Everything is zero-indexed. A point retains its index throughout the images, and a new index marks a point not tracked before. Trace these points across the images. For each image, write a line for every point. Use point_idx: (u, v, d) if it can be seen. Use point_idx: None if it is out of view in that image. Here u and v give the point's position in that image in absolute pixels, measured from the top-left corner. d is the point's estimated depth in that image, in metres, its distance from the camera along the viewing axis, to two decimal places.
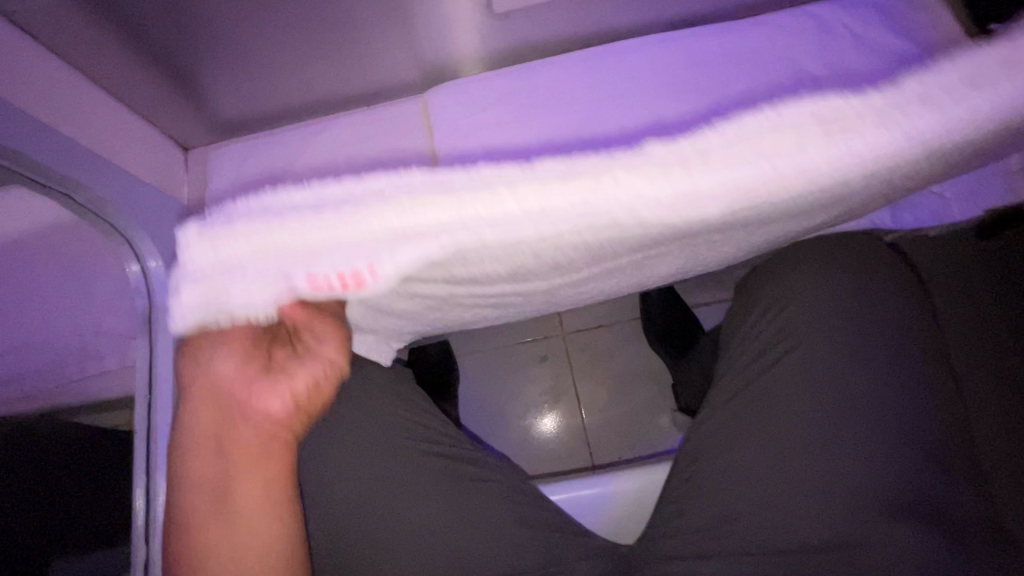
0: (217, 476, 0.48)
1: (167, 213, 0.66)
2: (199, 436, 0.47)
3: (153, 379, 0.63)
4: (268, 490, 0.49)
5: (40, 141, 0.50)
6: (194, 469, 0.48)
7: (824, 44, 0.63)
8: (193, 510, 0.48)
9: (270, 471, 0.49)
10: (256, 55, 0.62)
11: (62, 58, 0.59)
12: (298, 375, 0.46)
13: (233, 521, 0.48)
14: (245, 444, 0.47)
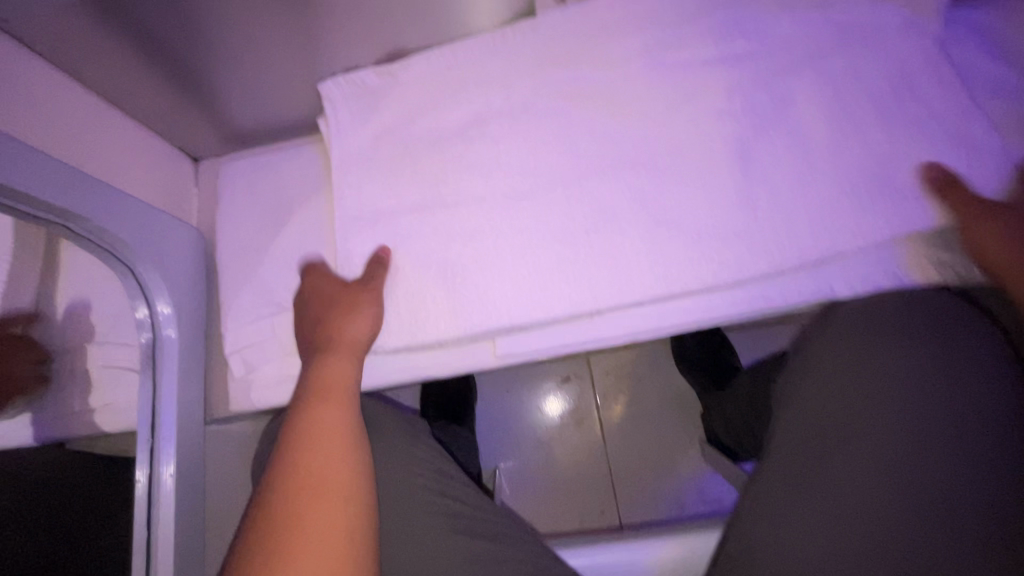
0: (309, 431, 0.52)
1: (175, 239, 0.61)
2: (309, 390, 0.54)
3: (157, 419, 0.59)
4: (348, 426, 0.53)
5: (36, 168, 0.45)
6: (301, 421, 0.52)
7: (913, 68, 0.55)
8: (284, 468, 0.50)
9: (346, 412, 0.54)
10: (267, 50, 0.57)
11: (63, 68, 0.54)
12: (366, 310, 0.57)
13: (322, 447, 0.51)
14: (323, 382, 0.54)
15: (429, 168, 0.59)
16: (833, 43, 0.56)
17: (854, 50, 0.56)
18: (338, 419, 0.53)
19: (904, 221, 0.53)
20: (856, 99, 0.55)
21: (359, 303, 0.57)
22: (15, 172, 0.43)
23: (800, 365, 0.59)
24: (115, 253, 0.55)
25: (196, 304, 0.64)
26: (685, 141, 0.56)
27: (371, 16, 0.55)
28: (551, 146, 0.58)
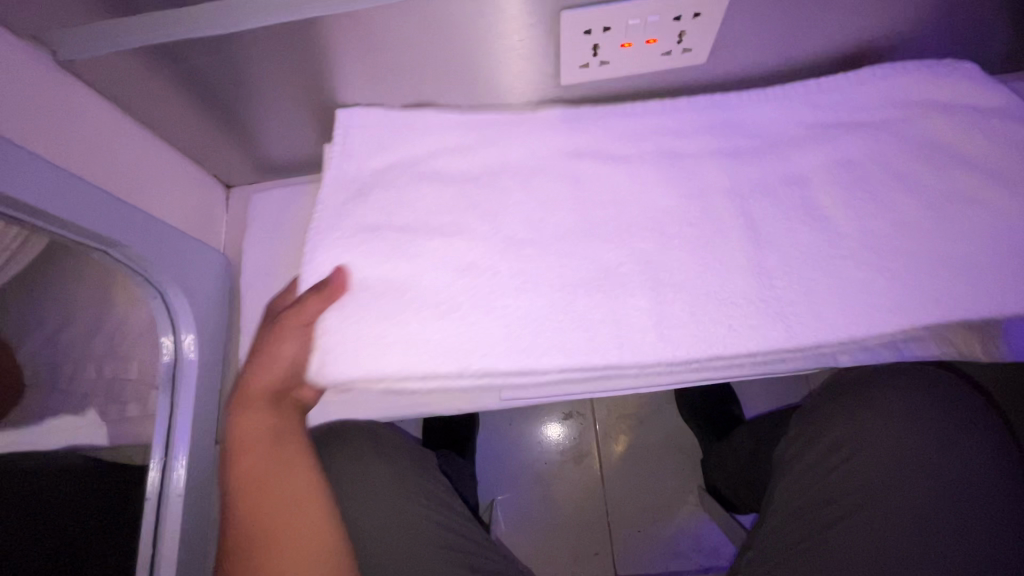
0: (253, 466, 0.54)
1: (201, 264, 0.64)
2: (243, 437, 0.55)
3: (170, 437, 0.61)
4: (290, 461, 0.55)
5: (84, 201, 0.48)
6: (244, 459, 0.55)
7: (906, 153, 0.59)
8: (233, 505, 0.53)
9: (285, 447, 0.56)
10: (304, 93, 0.61)
11: (115, 102, 0.58)
12: (285, 347, 0.56)
13: (264, 482, 0.54)
14: (242, 438, 0.55)
15: (448, 212, 0.62)
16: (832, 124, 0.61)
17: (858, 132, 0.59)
18: (262, 466, 0.54)
19: (902, 297, 0.55)
20: (853, 181, 0.59)
21: (277, 346, 0.56)
22: (63, 203, 0.46)
23: (804, 433, 0.62)
24: (148, 276, 0.58)
25: (217, 325, 0.67)
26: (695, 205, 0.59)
27: (404, 69, 0.58)
28: (566, 199, 0.60)
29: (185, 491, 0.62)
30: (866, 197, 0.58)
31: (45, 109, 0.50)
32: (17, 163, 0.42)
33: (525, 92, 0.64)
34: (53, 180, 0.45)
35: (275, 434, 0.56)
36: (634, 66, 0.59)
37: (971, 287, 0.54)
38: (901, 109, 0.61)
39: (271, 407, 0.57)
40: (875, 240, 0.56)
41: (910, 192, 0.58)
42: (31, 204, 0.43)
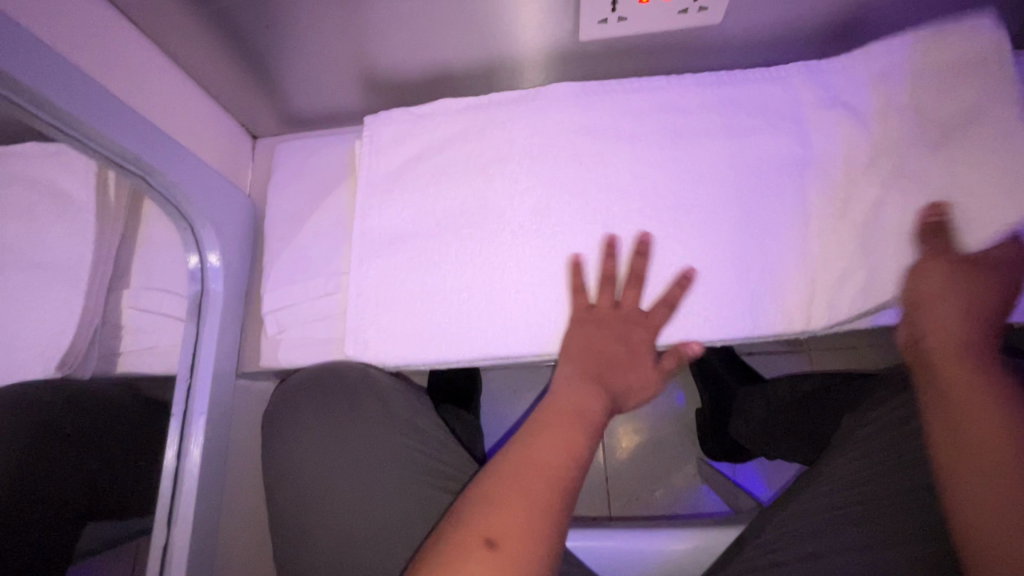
0: (559, 451, 0.50)
1: (229, 202, 0.67)
2: (564, 405, 0.54)
3: (196, 363, 0.64)
4: (569, 452, 0.50)
5: (121, 118, 0.52)
6: (547, 435, 0.51)
7: None
8: (507, 474, 0.48)
9: (573, 436, 0.51)
10: (328, 42, 0.63)
11: (156, 44, 0.61)
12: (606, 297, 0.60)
13: (537, 456, 0.49)
14: (569, 406, 0.54)
15: (467, 162, 0.65)
16: (839, 89, 0.64)
17: (851, 98, 0.64)
18: (557, 442, 0.51)
19: (890, 250, 0.59)
20: (859, 147, 0.62)
21: (598, 330, 0.60)
22: (91, 112, 0.48)
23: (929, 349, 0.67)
24: (179, 207, 0.61)
25: (242, 265, 0.70)
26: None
27: (428, 20, 0.61)
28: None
29: (207, 409, 0.64)
30: (864, 161, 0.61)
31: (92, 40, 0.53)
32: (50, 66, 0.44)
33: (544, 44, 0.66)
34: (81, 87, 0.47)
35: (594, 423, 0.54)
36: (652, 24, 0.61)
37: None
38: None
39: (592, 386, 0.56)
40: None
41: None
42: (63, 109, 0.46)
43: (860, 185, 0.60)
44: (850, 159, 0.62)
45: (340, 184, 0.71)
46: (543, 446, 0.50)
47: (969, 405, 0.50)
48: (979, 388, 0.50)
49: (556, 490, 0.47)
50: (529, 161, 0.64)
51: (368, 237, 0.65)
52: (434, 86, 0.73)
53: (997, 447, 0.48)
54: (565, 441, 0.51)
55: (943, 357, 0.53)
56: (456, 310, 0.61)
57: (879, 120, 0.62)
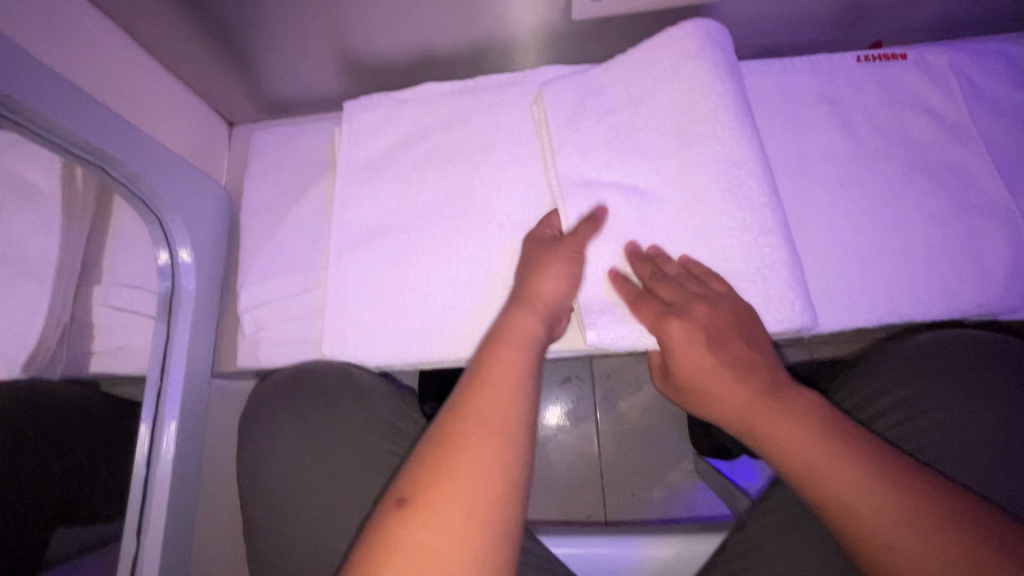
0: (504, 392, 0.45)
1: (201, 194, 0.64)
2: (507, 334, 0.49)
3: (167, 364, 0.61)
4: (511, 386, 0.45)
5: (81, 108, 0.48)
6: (489, 373, 0.46)
7: (908, 113, 0.60)
8: (450, 430, 0.43)
9: (512, 365, 0.47)
10: (304, 22, 0.59)
11: (120, 24, 0.57)
12: (559, 273, 0.52)
13: (478, 401, 0.44)
14: (510, 331, 0.49)
15: (451, 149, 0.61)
16: (840, 80, 0.62)
17: (851, 88, 0.62)
18: (500, 380, 0.46)
19: (893, 245, 0.56)
20: (859, 138, 0.60)
21: (539, 253, 0.54)
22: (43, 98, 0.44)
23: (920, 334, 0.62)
24: (146, 201, 0.58)
25: (217, 259, 0.67)
26: (733, 132, 0.53)
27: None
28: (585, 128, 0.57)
29: (179, 414, 0.61)
30: (859, 157, 0.59)
31: (45, 20, 0.49)
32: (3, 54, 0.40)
33: (534, 24, 0.62)
34: (31, 71, 0.43)
35: (535, 348, 0.49)
36: (649, 0, 0.57)
37: (967, 245, 0.55)
38: (904, 68, 0.62)
39: (537, 310, 0.51)
40: (871, 199, 0.58)
41: (909, 149, 0.59)
42: (18, 100, 0.42)
43: (856, 181, 0.59)
44: (850, 150, 0.60)
45: (319, 174, 0.68)
46: (489, 384, 0.46)
47: (816, 460, 0.44)
48: (791, 430, 0.46)
49: (503, 431, 0.43)
50: (517, 148, 0.60)
51: (347, 230, 0.61)
52: (419, 69, 0.69)
53: (866, 486, 0.42)
54: (505, 375, 0.46)
55: (747, 416, 0.48)
56: (440, 308, 0.58)
57: (873, 116, 0.61)
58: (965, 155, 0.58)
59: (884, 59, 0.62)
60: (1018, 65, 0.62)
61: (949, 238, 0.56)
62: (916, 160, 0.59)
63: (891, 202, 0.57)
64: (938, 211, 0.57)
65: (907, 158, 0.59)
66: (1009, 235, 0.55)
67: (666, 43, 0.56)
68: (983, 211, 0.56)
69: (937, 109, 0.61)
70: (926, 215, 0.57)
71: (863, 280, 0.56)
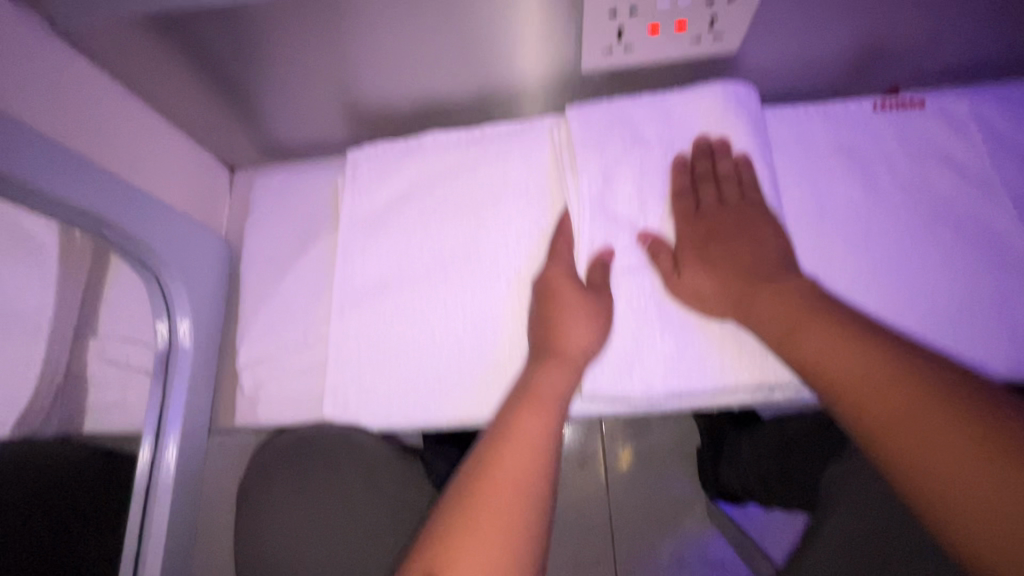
0: (530, 454, 0.43)
1: (201, 246, 0.62)
2: (536, 392, 0.47)
3: (162, 426, 0.58)
4: (538, 449, 0.44)
5: (71, 171, 0.46)
6: (517, 434, 0.44)
7: (929, 165, 0.59)
8: (475, 497, 0.41)
9: (541, 429, 0.45)
10: (307, 74, 0.58)
11: (120, 78, 0.56)
12: (586, 322, 0.50)
13: (506, 465, 0.42)
14: (539, 390, 0.47)
15: (457, 201, 0.59)
16: (862, 131, 0.60)
17: (872, 138, 0.60)
18: (527, 442, 0.44)
19: (919, 304, 0.54)
20: (881, 190, 0.58)
21: (557, 297, 0.51)
22: (30, 165, 0.43)
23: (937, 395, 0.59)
24: (143, 258, 0.56)
25: (217, 311, 0.65)
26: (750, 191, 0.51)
27: (417, 51, 0.56)
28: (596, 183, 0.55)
29: (173, 483, 0.60)
30: (880, 211, 0.57)
31: (39, 79, 0.48)
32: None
33: (543, 73, 0.60)
34: (16, 138, 0.41)
35: (564, 410, 0.47)
36: (660, 52, 0.56)
37: (995, 304, 0.53)
38: (925, 117, 0.60)
39: (568, 367, 0.49)
40: (894, 254, 0.56)
41: (932, 201, 0.57)
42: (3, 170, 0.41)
43: (877, 236, 0.56)
44: (872, 203, 0.58)
45: (321, 223, 0.66)
46: (513, 444, 0.43)
47: (863, 386, 0.40)
48: (848, 358, 0.41)
49: (525, 497, 0.41)
50: (525, 202, 0.58)
51: (350, 286, 0.59)
52: (425, 115, 0.68)
53: (891, 395, 0.39)
54: (535, 438, 0.44)
55: (796, 337, 0.45)
56: (444, 368, 0.56)
57: (893, 167, 0.59)
58: (989, 207, 0.57)
59: (904, 108, 0.61)
60: None
61: (977, 298, 0.53)
62: (939, 215, 0.57)
63: (914, 257, 0.55)
64: (965, 269, 0.54)
65: (932, 210, 0.57)
66: None
67: (685, 106, 0.55)
68: (1011, 268, 0.54)
69: (960, 161, 0.59)
70: (952, 273, 0.54)
71: None
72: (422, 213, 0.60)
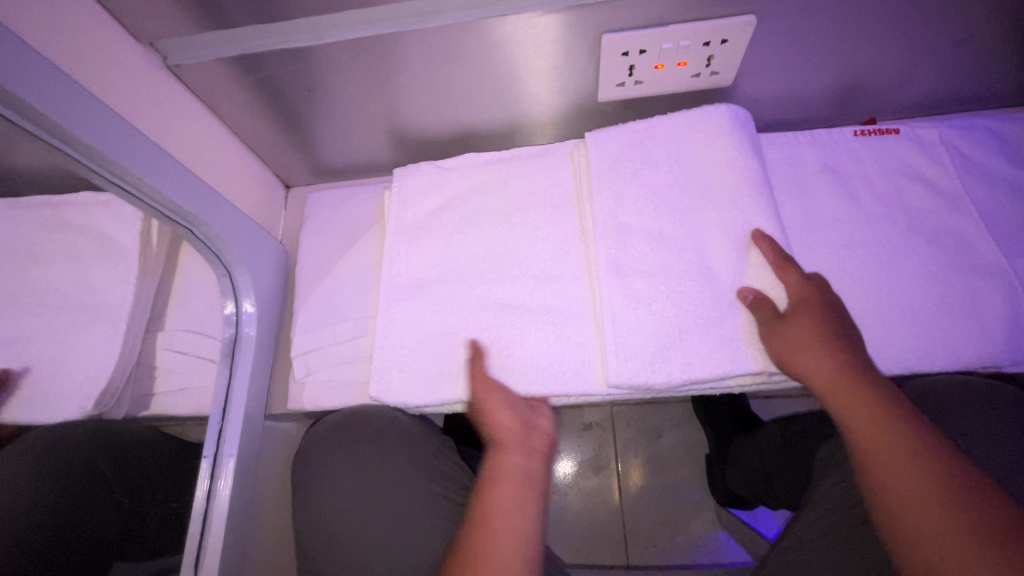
0: (508, 522, 0.51)
1: (264, 248, 0.71)
2: (502, 471, 0.55)
3: (229, 401, 0.67)
4: (512, 516, 0.51)
5: (177, 178, 0.56)
6: (493, 502, 0.53)
7: (904, 183, 0.67)
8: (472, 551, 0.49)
9: (508, 494, 0.53)
10: (363, 106, 0.69)
11: (209, 106, 0.66)
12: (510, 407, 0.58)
13: (487, 526, 0.51)
14: (500, 472, 0.55)
15: (490, 211, 0.68)
16: (847, 153, 0.69)
17: (855, 158, 0.69)
18: (500, 517, 0.52)
19: (897, 300, 0.61)
20: (863, 202, 0.66)
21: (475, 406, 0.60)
22: (150, 170, 0.52)
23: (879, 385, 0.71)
24: (219, 254, 0.65)
25: (273, 309, 0.74)
26: (745, 201, 0.59)
27: (458, 86, 0.66)
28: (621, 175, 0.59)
29: (237, 451, 0.66)
30: (862, 221, 0.65)
31: (152, 105, 0.58)
32: (121, 134, 0.49)
33: (564, 104, 0.70)
34: (142, 146, 0.51)
35: (530, 486, 0.54)
36: (666, 85, 0.66)
37: (968, 301, 0.60)
38: (900, 142, 0.69)
39: (523, 451, 0.56)
40: (875, 258, 0.63)
41: (906, 214, 0.65)
42: (129, 171, 0.50)
43: (860, 244, 0.64)
44: (854, 215, 0.65)
45: (368, 232, 0.75)
46: (488, 519, 0.51)
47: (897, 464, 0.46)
48: (887, 422, 0.48)
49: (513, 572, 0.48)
50: (549, 212, 0.67)
51: (398, 284, 0.68)
52: (460, 141, 0.78)
53: (939, 503, 0.43)
54: (507, 509, 0.52)
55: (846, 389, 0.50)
56: (479, 354, 0.63)
57: (874, 184, 0.67)
58: (958, 217, 0.64)
59: (881, 135, 0.69)
60: (1002, 139, 0.69)
61: (950, 296, 0.60)
62: (915, 226, 0.64)
63: (893, 260, 0.63)
64: (939, 271, 0.62)
65: (906, 220, 0.65)
66: (1005, 295, 0.60)
67: (700, 122, 0.63)
68: (978, 269, 0.62)
69: (932, 179, 0.67)
70: (927, 276, 0.62)
71: (870, 336, 0.60)
72: (460, 220, 0.68)
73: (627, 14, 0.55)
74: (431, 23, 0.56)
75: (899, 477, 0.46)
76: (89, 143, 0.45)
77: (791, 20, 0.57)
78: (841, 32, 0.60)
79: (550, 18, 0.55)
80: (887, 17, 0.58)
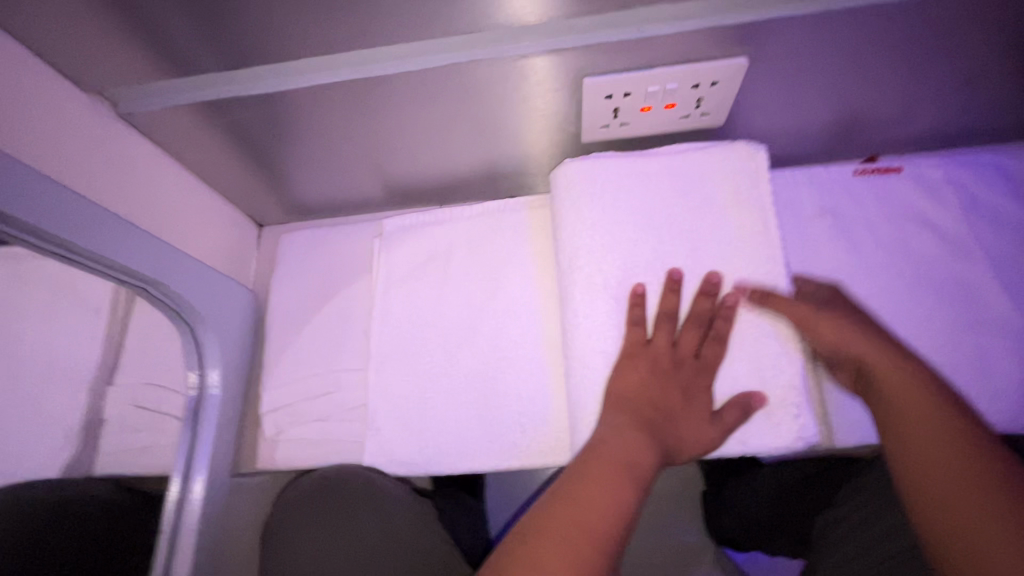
0: (609, 504, 0.41)
1: (230, 301, 0.68)
2: (612, 452, 0.44)
3: (191, 467, 0.64)
4: (613, 507, 0.41)
5: (121, 239, 0.52)
6: (597, 488, 0.42)
7: (909, 228, 0.63)
8: (553, 535, 0.39)
9: (618, 482, 0.42)
10: (333, 150, 0.65)
11: (170, 151, 0.63)
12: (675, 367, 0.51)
13: (575, 511, 0.40)
14: (617, 453, 0.44)
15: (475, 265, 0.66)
16: (853, 194, 0.65)
17: (858, 199, 0.65)
18: (594, 499, 0.41)
19: None
20: (865, 248, 0.62)
21: (675, 392, 0.50)
22: (89, 236, 0.48)
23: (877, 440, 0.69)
24: (181, 313, 0.62)
25: (242, 360, 0.71)
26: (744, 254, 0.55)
27: (434, 130, 0.62)
28: (598, 234, 0.55)
29: (196, 525, 0.63)
30: (865, 271, 0.61)
31: (101, 159, 0.54)
32: (50, 202, 0.44)
33: (546, 146, 0.67)
34: (78, 212, 0.47)
35: (639, 477, 0.43)
36: (654, 127, 0.62)
37: (974, 360, 0.57)
38: (903, 182, 0.65)
39: (649, 439, 0.46)
40: (881, 311, 0.59)
41: (910, 261, 0.61)
42: (64, 238, 0.46)
43: (862, 295, 0.60)
44: (857, 263, 0.62)
45: (342, 280, 0.71)
46: (571, 502, 0.41)
47: (931, 455, 0.40)
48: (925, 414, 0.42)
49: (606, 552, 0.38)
50: (527, 267, 0.65)
51: (378, 340, 0.65)
52: (440, 182, 0.75)
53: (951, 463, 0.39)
54: (605, 497, 0.41)
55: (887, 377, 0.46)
56: (458, 418, 0.61)
57: (875, 229, 0.63)
58: (964, 266, 0.61)
59: (886, 177, 0.65)
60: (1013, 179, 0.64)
61: (956, 355, 0.57)
62: (920, 276, 0.61)
63: (896, 314, 0.59)
64: (945, 328, 0.58)
65: (908, 266, 0.61)
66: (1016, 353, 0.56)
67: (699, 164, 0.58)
68: (987, 325, 0.58)
69: (938, 225, 0.63)
70: (932, 331, 0.58)
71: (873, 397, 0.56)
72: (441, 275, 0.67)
73: (609, 59, 0.52)
74: (396, 70, 0.52)
75: (933, 475, 0.40)
76: (13, 216, 0.41)
77: (785, 61, 0.54)
78: (838, 72, 0.56)
79: (527, 63, 0.52)
80: (887, 57, 0.55)
